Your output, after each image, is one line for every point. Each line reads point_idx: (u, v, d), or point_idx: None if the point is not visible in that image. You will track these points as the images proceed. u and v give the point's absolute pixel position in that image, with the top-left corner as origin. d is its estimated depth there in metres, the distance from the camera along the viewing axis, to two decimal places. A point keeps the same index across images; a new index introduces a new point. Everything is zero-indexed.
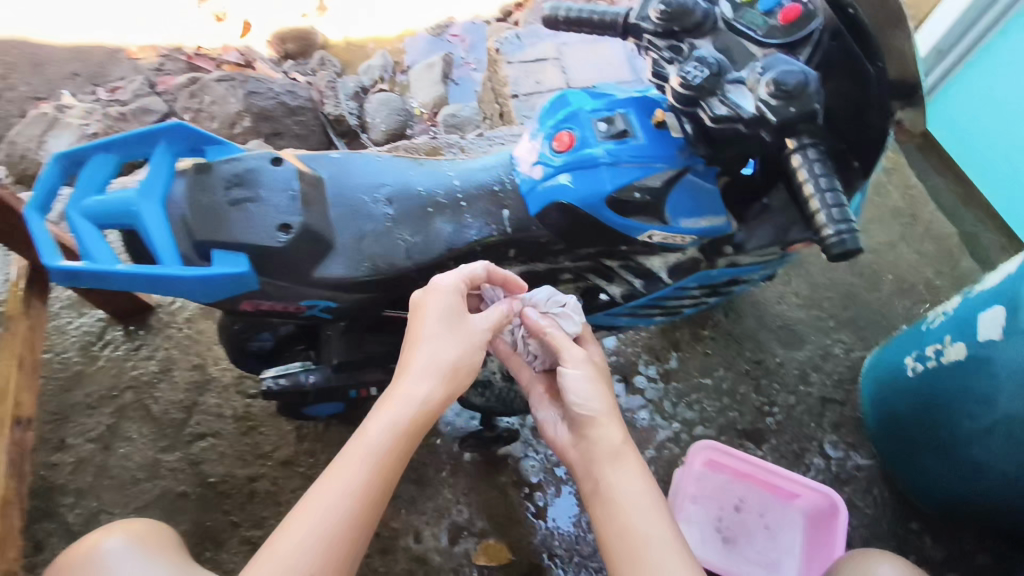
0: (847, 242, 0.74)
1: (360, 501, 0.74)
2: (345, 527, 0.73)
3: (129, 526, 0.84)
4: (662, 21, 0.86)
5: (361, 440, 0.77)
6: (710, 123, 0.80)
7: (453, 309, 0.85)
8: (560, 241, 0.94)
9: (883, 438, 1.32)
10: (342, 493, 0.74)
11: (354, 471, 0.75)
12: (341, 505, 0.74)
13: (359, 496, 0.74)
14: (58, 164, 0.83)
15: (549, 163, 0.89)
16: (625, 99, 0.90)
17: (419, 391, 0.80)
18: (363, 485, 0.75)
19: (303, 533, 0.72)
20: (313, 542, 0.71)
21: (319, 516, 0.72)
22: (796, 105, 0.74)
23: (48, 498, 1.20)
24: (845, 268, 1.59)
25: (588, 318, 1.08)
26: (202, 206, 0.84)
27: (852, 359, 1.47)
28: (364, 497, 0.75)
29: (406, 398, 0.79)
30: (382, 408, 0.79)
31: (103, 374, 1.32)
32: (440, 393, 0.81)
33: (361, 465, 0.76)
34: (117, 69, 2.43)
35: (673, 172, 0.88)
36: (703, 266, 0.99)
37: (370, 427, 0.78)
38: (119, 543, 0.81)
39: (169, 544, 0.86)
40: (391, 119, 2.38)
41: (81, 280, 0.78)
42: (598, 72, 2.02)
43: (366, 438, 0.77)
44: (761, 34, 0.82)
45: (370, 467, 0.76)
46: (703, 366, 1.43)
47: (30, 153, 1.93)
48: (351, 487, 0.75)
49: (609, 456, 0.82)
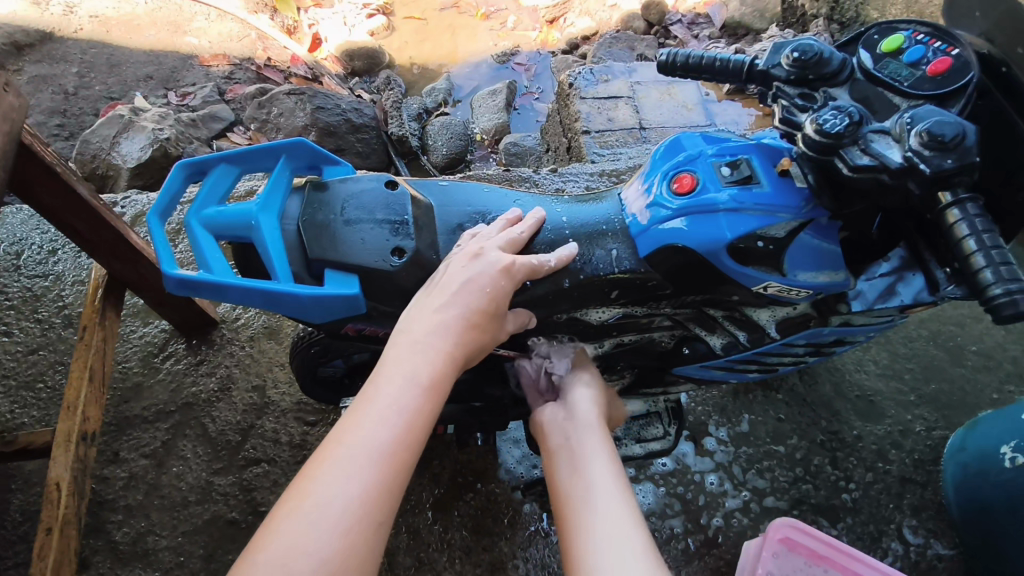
0: (1020, 304, 0.65)
1: (372, 501, 0.62)
2: (351, 537, 0.60)
3: None
4: (796, 69, 0.79)
5: (361, 420, 0.66)
6: (846, 173, 0.73)
7: (471, 284, 0.77)
8: (667, 284, 0.88)
9: (965, 526, 1.21)
10: (359, 468, 0.63)
11: (358, 464, 0.63)
12: (343, 508, 0.61)
13: (369, 497, 0.62)
14: (182, 173, 0.85)
15: (667, 205, 0.85)
16: (748, 145, 0.86)
17: (425, 360, 0.72)
18: (371, 483, 0.63)
19: (296, 549, 0.59)
20: (317, 560, 0.58)
21: (317, 521, 0.60)
22: (953, 157, 0.66)
23: (97, 512, 1.17)
24: (928, 339, 1.49)
25: (679, 369, 1.02)
26: (320, 223, 0.82)
27: (935, 438, 1.37)
28: (372, 499, 0.62)
29: (410, 369, 0.71)
30: (386, 379, 0.70)
31: (163, 387, 1.31)
32: (449, 364, 0.73)
33: (365, 456, 0.64)
34: (192, 76, 2.55)
35: (796, 223, 0.82)
36: (814, 324, 0.92)
37: (370, 401, 0.68)
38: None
39: None
40: (453, 143, 2.37)
41: (194, 289, 0.78)
42: (671, 114, 1.98)
43: (368, 417, 0.67)
44: (907, 84, 0.75)
45: (376, 459, 0.64)
46: (776, 432, 1.36)
47: (102, 153, 1.96)
48: (355, 485, 0.62)
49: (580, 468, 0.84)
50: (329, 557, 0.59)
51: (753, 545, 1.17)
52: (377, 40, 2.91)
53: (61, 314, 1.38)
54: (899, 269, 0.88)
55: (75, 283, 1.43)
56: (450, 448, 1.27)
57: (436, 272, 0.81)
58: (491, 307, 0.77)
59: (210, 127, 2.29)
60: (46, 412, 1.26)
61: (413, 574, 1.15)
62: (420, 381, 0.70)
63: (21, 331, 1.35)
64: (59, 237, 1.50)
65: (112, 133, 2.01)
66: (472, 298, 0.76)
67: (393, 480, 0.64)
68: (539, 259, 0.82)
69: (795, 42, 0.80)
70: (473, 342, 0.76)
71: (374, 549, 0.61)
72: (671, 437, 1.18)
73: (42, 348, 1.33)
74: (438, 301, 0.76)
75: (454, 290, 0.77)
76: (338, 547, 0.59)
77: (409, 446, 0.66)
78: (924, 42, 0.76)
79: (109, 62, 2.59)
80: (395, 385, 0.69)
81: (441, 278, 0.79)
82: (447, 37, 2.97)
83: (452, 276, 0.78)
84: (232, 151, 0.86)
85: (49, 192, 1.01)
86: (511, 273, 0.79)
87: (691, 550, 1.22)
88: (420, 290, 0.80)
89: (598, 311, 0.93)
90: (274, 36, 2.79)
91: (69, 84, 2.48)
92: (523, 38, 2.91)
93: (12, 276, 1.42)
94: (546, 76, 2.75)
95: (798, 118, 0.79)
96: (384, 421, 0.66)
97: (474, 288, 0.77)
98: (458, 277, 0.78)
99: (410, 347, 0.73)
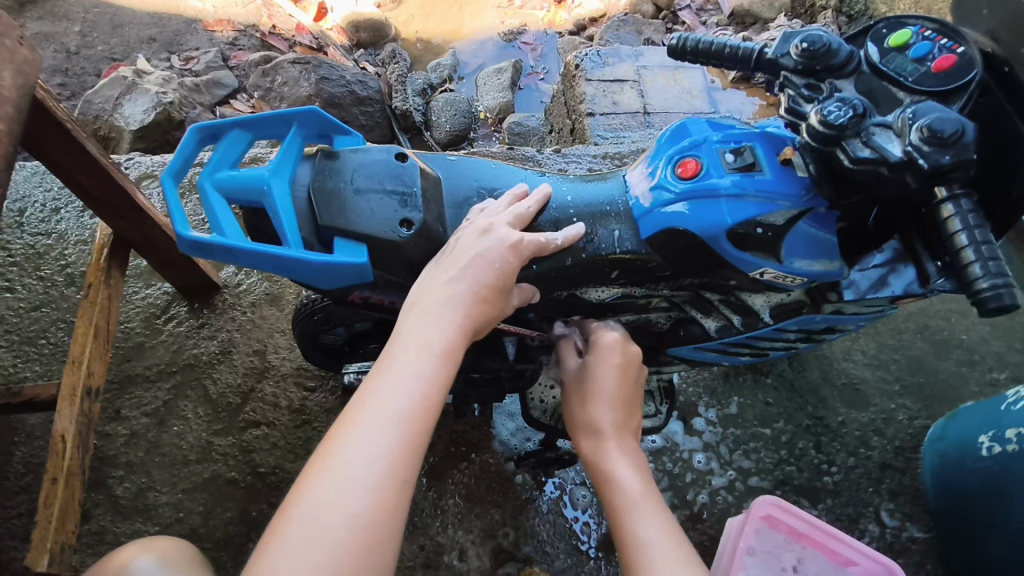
0: (1003, 298, 0.68)
1: (397, 461, 0.65)
2: (379, 494, 0.63)
3: (159, 545, 0.82)
4: (805, 59, 0.80)
5: (383, 385, 0.69)
6: (847, 165, 0.75)
7: (482, 259, 0.79)
8: (667, 266, 0.90)
9: (941, 510, 1.26)
10: (382, 432, 0.66)
11: (383, 428, 0.66)
12: (371, 468, 0.64)
13: (394, 457, 0.65)
14: (195, 136, 0.86)
15: (671, 188, 0.86)
16: (752, 133, 0.88)
17: (439, 329, 0.74)
18: (395, 443, 0.66)
19: (329, 506, 0.62)
20: (348, 515, 0.62)
21: (347, 479, 0.63)
22: (950, 154, 0.68)
23: (98, 467, 1.19)
24: (916, 332, 1.53)
25: (674, 350, 1.05)
26: (331, 191, 0.83)
27: (916, 427, 1.41)
28: (396, 459, 0.65)
29: (426, 338, 0.73)
30: (403, 347, 0.73)
31: (165, 348, 1.33)
32: (462, 332, 0.76)
33: (389, 420, 0.67)
34: (195, 40, 2.53)
35: (794, 212, 0.85)
36: (808, 311, 0.94)
37: (388, 368, 0.71)
38: (150, 563, 0.79)
39: (198, 564, 0.83)
40: (457, 120, 2.38)
41: (207, 251, 0.79)
42: (675, 100, 1.99)
43: (389, 382, 0.69)
44: (911, 79, 0.77)
45: (399, 422, 0.67)
46: (763, 415, 1.39)
47: (105, 114, 1.95)
48: (381, 447, 0.65)
49: (626, 505, 0.85)
50: (361, 513, 0.62)
51: (736, 521, 1.20)
52: (383, 13, 2.89)
53: (64, 273, 1.39)
54: (892, 260, 0.92)
55: (78, 243, 1.44)
56: (445, 419, 1.30)
57: (445, 247, 0.83)
58: (498, 283, 0.79)
59: (213, 93, 2.28)
60: (48, 367, 1.28)
61: (406, 538, 1.18)
62: (436, 349, 0.73)
63: (23, 288, 1.36)
64: (63, 196, 1.50)
65: (115, 94, 1.99)
66: (482, 273, 0.78)
67: (415, 442, 0.67)
68: (546, 237, 0.84)
69: (805, 32, 0.81)
70: (484, 315, 0.79)
71: (399, 506, 0.64)
72: (661, 415, 1.21)
73: (45, 305, 1.34)
74: (448, 275, 0.78)
75: (465, 264, 0.79)
76: (368, 504, 0.62)
77: (429, 410, 0.69)
78: (931, 38, 0.77)
79: (112, 22, 2.56)
80: (413, 353, 0.72)
81: (450, 253, 0.81)
82: (453, 12, 2.95)
83: (461, 252, 0.80)
84: (245, 117, 0.87)
85: (59, 148, 1.01)
86: (520, 251, 0.81)
87: (676, 525, 1.26)
88: (430, 265, 0.82)
89: (598, 290, 0.94)
90: (280, 3, 2.76)
91: (71, 43, 2.46)
92: (530, 16, 2.90)
93: (15, 233, 1.43)
94: (552, 56, 2.75)
95: (802, 108, 0.81)
96: (404, 386, 0.69)
97: (484, 264, 0.79)
98: (468, 252, 0.80)
99: (424, 318, 0.75)
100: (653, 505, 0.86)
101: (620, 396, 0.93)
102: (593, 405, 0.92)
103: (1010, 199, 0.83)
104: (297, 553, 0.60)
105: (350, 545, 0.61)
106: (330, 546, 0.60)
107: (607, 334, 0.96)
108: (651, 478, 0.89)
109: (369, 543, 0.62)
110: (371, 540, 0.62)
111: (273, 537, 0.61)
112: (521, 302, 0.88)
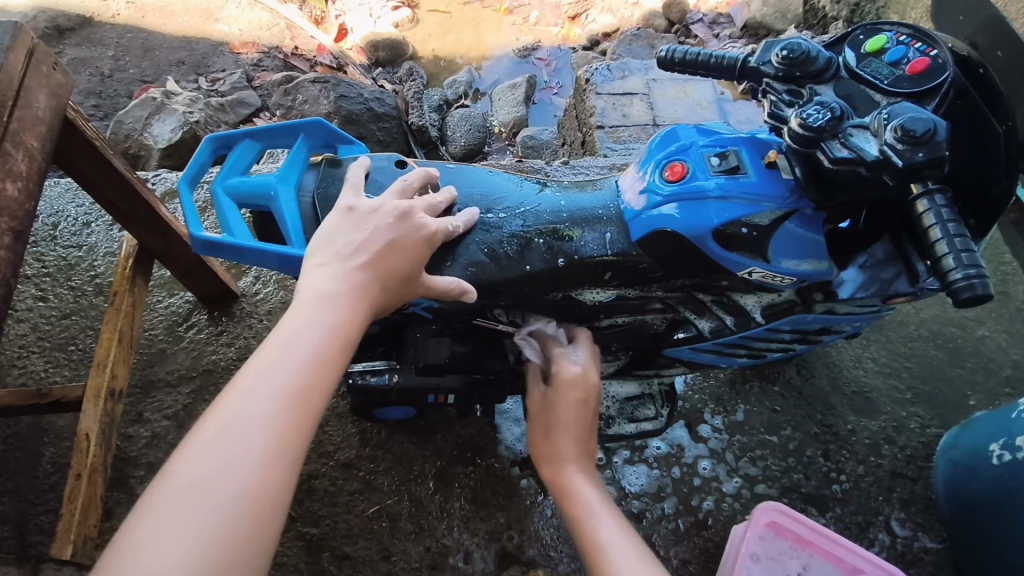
0: (977, 288, 0.68)
1: (287, 438, 0.64)
2: (270, 468, 0.63)
3: None
4: (785, 66, 0.83)
5: (272, 363, 0.68)
6: (827, 165, 0.77)
7: (376, 242, 0.79)
8: (658, 268, 0.92)
9: (954, 521, 1.24)
10: (271, 408, 0.65)
11: (271, 404, 0.65)
12: (261, 442, 0.63)
13: (284, 434, 0.64)
14: (210, 146, 0.92)
15: (659, 191, 0.89)
16: (738, 137, 0.90)
17: (332, 308, 0.73)
18: (285, 420, 0.65)
19: (216, 479, 0.60)
20: (238, 491, 0.60)
21: (238, 452, 0.62)
22: (924, 151, 0.70)
23: (120, 467, 1.25)
24: (928, 340, 1.51)
25: (671, 352, 1.06)
26: (331, 196, 0.88)
27: (928, 436, 1.39)
28: (285, 434, 0.64)
29: (316, 317, 0.72)
30: (292, 326, 0.71)
31: (186, 354, 1.39)
32: (361, 312, 0.75)
33: (277, 397, 0.66)
34: (222, 62, 2.64)
35: (780, 212, 0.87)
36: (800, 312, 0.95)
37: (278, 347, 0.69)
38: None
39: None
40: (471, 134, 2.43)
41: (216, 250, 0.84)
42: (685, 111, 2.02)
43: (276, 359, 0.68)
44: (887, 82, 0.79)
45: (288, 399, 0.66)
46: (770, 423, 1.39)
47: (135, 133, 2.05)
48: (271, 423, 0.64)
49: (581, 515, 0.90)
50: (252, 487, 0.61)
51: (740, 528, 1.20)
52: (402, 32, 2.98)
53: (93, 283, 1.47)
54: (881, 262, 0.92)
55: (106, 254, 1.52)
56: (454, 424, 1.33)
57: (339, 220, 0.81)
58: (403, 270, 0.79)
59: (238, 112, 2.38)
60: (76, 372, 1.35)
61: (413, 539, 1.21)
62: (328, 327, 0.72)
63: (55, 297, 1.44)
64: (93, 210, 1.58)
65: (145, 114, 2.09)
66: (376, 256, 0.78)
67: (303, 420, 0.66)
68: (460, 223, 0.86)
69: (785, 41, 0.85)
70: (375, 296, 0.77)
71: (291, 481, 0.64)
72: (662, 419, 1.22)
73: (74, 314, 1.42)
74: (339, 257, 0.77)
75: (355, 245, 0.78)
76: (260, 478, 0.62)
77: (318, 389, 0.69)
78: (906, 42, 0.80)
79: (144, 46, 2.69)
80: (306, 331, 0.71)
81: (349, 230, 0.79)
82: (470, 30, 3.02)
83: (366, 233, 0.79)
84: (256, 128, 0.93)
85: (86, 164, 1.08)
86: (432, 243, 0.82)
87: (681, 531, 1.27)
88: (316, 238, 0.79)
89: (594, 292, 0.96)
90: (303, 26, 2.88)
91: (105, 67, 2.58)
92: (545, 33, 2.96)
93: (48, 246, 1.51)
94: (566, 71, 2.80)
95: (784, 112, 0.83)
96: (292, 365, 0.68)
97: (395, 250, 0.79)
98: (379, 236, 0.79)
99: (316, 297, 0.74)
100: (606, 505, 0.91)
101: (576, 425, 0.97)
102: (553, 436, 0.97)
103: (993, 198, 0.84)
104: (173, 524, 0.58)
105: (239, 516, 0.60)
106: (217, 519, 0.59)
107: (568, 369, 0.98)
108: (606, 492, 0.94)
109: (258, 516, 0.61)
110: (262, 513, 0.61)
111: (144, 508, 0.59)
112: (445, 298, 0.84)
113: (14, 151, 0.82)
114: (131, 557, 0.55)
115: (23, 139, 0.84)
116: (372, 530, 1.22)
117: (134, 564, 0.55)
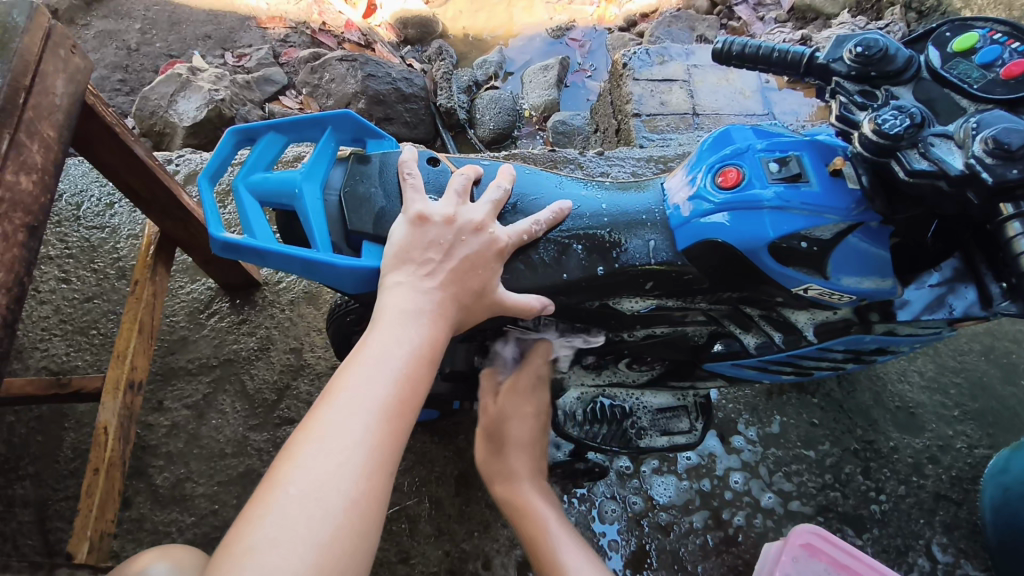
0: None
1: (383, 451, 0.64)
2: (370, 480, 0.62)
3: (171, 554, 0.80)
4: (858, 64, 0.75)
5: (360, 378, 0.67)
6: (902, 177, 0.70)
7: (457, 257, 0.77)
8: (705, 279, 0.85)
9: (1000, 549, 1.17)
10: (367, 422, 0.65)
11: (370, 418, 0.65)
12: (363, 454, 0.63)
13: (379, 448, 0.64)
14: (232, 138, 0.88)
15: (710, 199, 0.83)
16: (799, 142, 0.84)
17: (417, 325, 0.73)
18: (379, 434, 0.65)
19: (324, 490, 0.60)
20: (345, 503, 0.61)
21: (339, 464, 0.62)
22: (1019, 167, 0.63)
23: (140, 456, 1.23)
24: (980, 354, 1.43)
25: (711, 366, 1.00)
26: (360, 194, 0.84)
27: (976, 457, 1.32)
28: (379, 447, 0.64)
29: (402, 334, 0.72)
30: (383, 343, 0.71)
31: (206, 342, 1.36)
32: (442, 330, 0.75)
33: (375, 413, 0.66)
34: (249, 38, 2.59)
35: (844, 225, 0.80)
36: (856, 331, 0.88)
37: (364, 362, 0.69)
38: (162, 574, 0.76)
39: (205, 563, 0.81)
40: (501, 118, 2.36)
41: (237, 252, 0.80)
42: (727, 100, 1.92)
43: (367, 375, 0.68)
44: (977, 87, 0.71)
45: (381, 414, 0.66)
46: (807, 437, 1.33)
47: (160, 110, 2.01)
48: (370, 435, 0.64)
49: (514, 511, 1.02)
50: (356, 500, 0.61)
51: (773, 547, 1.15)
52: (432, 9, 2.90)
53: (115, 266, 1.44)
54: (951, 280, 0.85)
55: (129, 237, 1.49)
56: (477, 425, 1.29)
57: (410, 231, 0.78)
58: (478, 286, 0.78)
59: (264, 90, 2.33)
60: (98, 357, 1.33)
61: (432, 543, 1.18)
62: (416, 344, 0.72)
63: (78, 279, 1.41)
64: (117, 191, 1.56)
65: (170, 91, 2.05)
66: (457, 273, 0.77)
67: (399, 433, 0.67)
68: (530, 227, 0.85)
69: (860, 37, 0.76)
70: (455, 311, 0.77)
71: (389, 492, 0.64)
72: (697, 432, 1.17)
73: (97, 297, 1.39)
74: (422, 271, 0.76)
75: (439, 260, 0.77)
76: (363, 490, 0.62)
77: (408, 405, 0.68)
78: (1001, 41, 0.71)
79: (171, 19, 2.65)
80: (394, 348, 0.70)
81: (421, 246, 0.77)
82: (502, 9, 2.93)
83: (439, 250, 0.77)
84: (282, 120, 0.88)
85: (106, 149, 1.04)
86: (503, 255, 0.81)
87: (710, 545, 1.22)
88: (392, 253, 0.78)
89: (633, 302, 0.89)
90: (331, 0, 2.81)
91: (131, 40, 2.54)
92: (579, 12, 2.85)
93: (72, 227, 1.49)
94: (600, 53, 2.71)
95: (856, 116, 0.75)
96: (381, 381, 0.68)
97: (470, 269, 0.78)
98: (454, 254, 0.78)
99: (401, 315, 0.73)
100: (546, 502, 1.03)
101: (528, 442, 1.04)
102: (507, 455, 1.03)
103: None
104: (290, 531, 0.58)
105: (347, 530, 0.60)
106: (327, 529, 0.59)
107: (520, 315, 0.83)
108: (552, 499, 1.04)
109: (363, 527, 0.61)
110: (364, 525, 0.61)
111: (256, 517, 0.59)
112: (524, 313, 0.82)
113: (30, 142, 0.78)
114: (250, 568, 0.56)
115: (39, 128, 0.80)
116: (390, 530, 1.19)
117: (255, 565, 0.56)
